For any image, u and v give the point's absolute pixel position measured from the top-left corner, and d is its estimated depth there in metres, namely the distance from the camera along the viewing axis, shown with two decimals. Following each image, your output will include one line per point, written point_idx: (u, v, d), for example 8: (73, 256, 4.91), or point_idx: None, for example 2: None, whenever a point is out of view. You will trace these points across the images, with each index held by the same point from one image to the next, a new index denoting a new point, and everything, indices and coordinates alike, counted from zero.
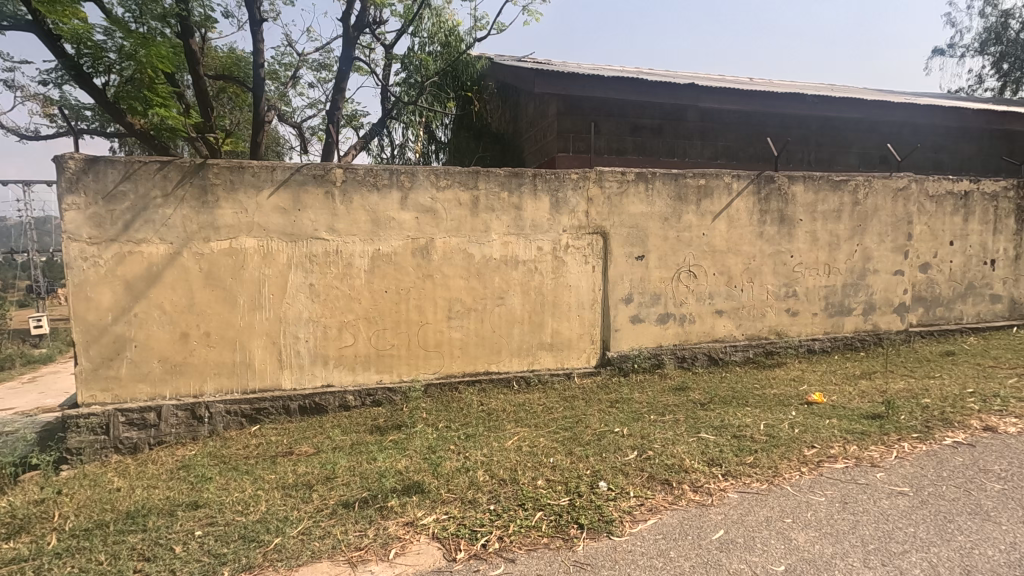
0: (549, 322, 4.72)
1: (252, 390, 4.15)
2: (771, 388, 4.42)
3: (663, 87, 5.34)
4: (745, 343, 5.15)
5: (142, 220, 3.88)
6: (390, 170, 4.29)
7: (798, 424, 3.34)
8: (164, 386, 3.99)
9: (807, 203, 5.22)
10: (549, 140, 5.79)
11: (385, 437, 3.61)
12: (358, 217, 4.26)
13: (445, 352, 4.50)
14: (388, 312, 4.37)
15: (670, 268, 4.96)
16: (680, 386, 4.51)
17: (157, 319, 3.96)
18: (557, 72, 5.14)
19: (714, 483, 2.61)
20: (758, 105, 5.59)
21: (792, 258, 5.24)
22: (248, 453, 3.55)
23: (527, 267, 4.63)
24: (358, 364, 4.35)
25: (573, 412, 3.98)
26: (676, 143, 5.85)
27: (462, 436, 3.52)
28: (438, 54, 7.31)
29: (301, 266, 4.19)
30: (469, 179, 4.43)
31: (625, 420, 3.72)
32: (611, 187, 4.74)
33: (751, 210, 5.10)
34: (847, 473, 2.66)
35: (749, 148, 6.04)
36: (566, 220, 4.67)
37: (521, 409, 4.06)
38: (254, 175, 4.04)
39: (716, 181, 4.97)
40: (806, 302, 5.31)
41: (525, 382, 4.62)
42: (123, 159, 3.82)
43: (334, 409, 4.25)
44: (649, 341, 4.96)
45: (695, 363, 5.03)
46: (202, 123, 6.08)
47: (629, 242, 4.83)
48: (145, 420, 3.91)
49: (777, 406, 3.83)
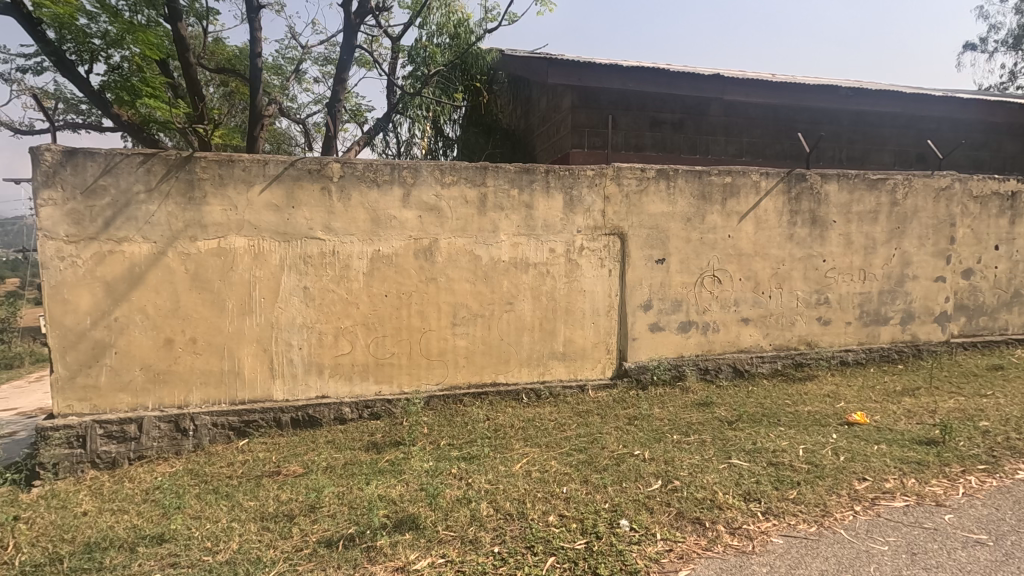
0: (561, 329, 4.38)
1: (241, 401, 3.86)
2: (804, 405, 4.03)
3: (685, 79, 4.99)
4: (772, 354, 4.77)
5: (124, 217, 3.60)
6: (392, 165, 3.98)
7: (842, 450, 2.96)
8: (147, 396, 3.71)
9: (841, 203, 4.83)
10: (562, 135, 5.46)
11: (381, 457, 3.29)
12: (357, 215, 3.95)
13: (448, 361, 4.17)
14: (388, 318, 4.06)
15: (693, 272, 4.60)
16: (704, 401, 4.15)
17: (139, 324, 3.68)
18: (572, 62, 4.81)
19: (754, 524, 2.25)
20: (788, 99, 5.21)
21: (824, 262, 4.85)
22: (232, 472, 3.26)
23: (539, 271, 4.29)
24: (355, 373, 4.04)
25: (587, 430, 3.63)
26: (699, 139, 5.48)
27: (465, 459, 3.18)
28: (447, 47, 6.96)
29: (295, 268, 3.89)
30: (477, 175, 4.11)
31: (646, 441, 3.37)
32: (630, 185, 4.40)
33: (781, 211, 4.72)
34: (909, 514, 2.30)
35: (777, 145, 5.65)
36: (581, 220, 4.33)
37: (530, 426, 3.72)
38: (245, 169, 3.75)
39: (743, 178, 4.60)
40: (840, 310, 4.92)
41: (535, 395, 4.29)
42: (103, 151, 3.54)
43: (328, 422, 3.95)
44: (669, 351, 4.60)
45: (718, 376, 4.65)
46: (194, 114, 5.78)
47: (649, 243, 4.49)
48: (124, 433, 3.63)
49: (814, 428, 3.45)
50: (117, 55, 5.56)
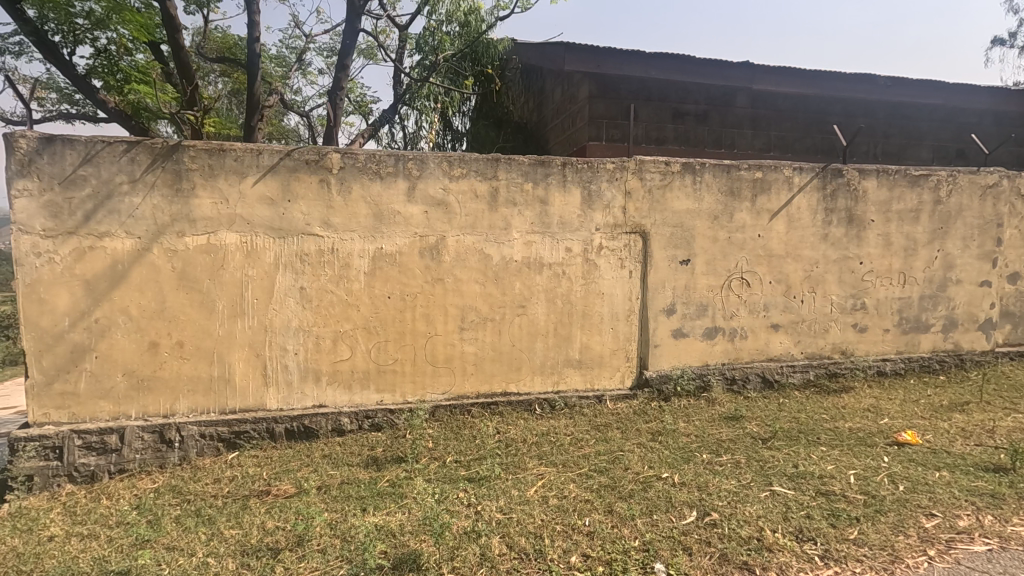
0: (577, 335, 4.05)
1: (231, 410, 3.57)
2: (844, 420, 3.69)
3: (712, 66, 4.65)
4: (804, 363, 4.42)
5: (105, 210, 3.32)
6: (395, 155, 3.67)
7: (900, 478, 2.63)
8: (130, 404, 3.42)
9: (880, 201, 4.48)
10: (579, 127, 5.15)
11: (380, 477, 2.99)
12: (357, 209, 3.65)
13: (456, 369, 3.87)
14: (391, 321, 3.75)
15: (720, 274, 4.26)
16: (733, 415, 3.81)
17: (122, 326, 3.39)
18: (591, 47, 4.47)
19: (812, 572, 1.95)
20: (821, 88, 4.85)
21: (861, 265, 4.50)
22: (218, 491, 2.99)
23: (554, 272, 3.97)
24: (355, 381, 3.73)
25: (607, 446, 3.32)
26: (724, 132, 5.14)
27: (473, 480, 2.87)
28: (457, 35, 6.50)
29: (291, 267, 3.59)
30: (488, 167, 3.79)
31: (674, 461, 3.05)
32: (652, 179, 4.07)
33: (815, 209, 4.37)
34: (995, 563, 1.99)
35: (807, 139, 5.30)
36: (600, 217, 4.01)
37: (545, 442, 3.41)
38: (236, 159, 3.46)
39: (775, 173, 4.26)
40: (877, 316, 4.57)
41: (549, 406, 3.97)
42: (83, 138, 3.26)
43: (326, 434, 3.65)
44: (694, 359, 4.26)
45: (746, 386, 4.31)
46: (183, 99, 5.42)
47: (673, 243, 4.16)
48: (104, 444, 3.34)
49: (860, 450, 3.11)
50: (103, 37, 5.27)
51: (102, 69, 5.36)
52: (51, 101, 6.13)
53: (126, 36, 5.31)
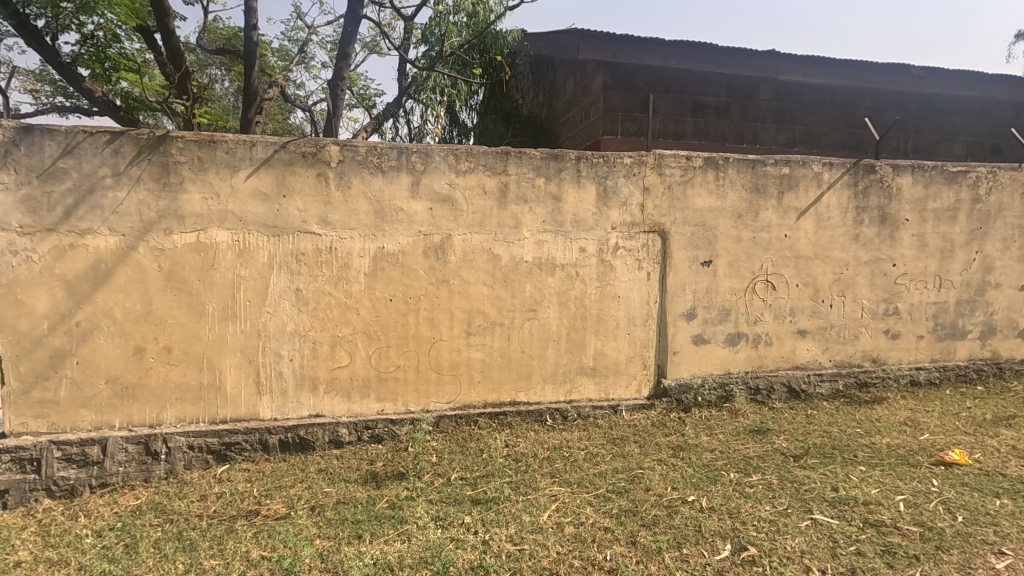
0: (591, 341, 3.79)
1: (222, 420, 3.34)
2: (881, 435, 3.42)
3: (736, 55, 4.38)
4: (832, 371, 4.15)
5: (87, 206, 3.10)
6: (398, 148, 3.43)
7: (956, 506, 2.39)
8: (113, 414, 3.20)
9: (915, 199, 4.19)
10: (593, 120, 4.89)
11: (379, 497, 2.77)
12: (357, 206, 3.41)
13: (462, 376, 3.62)
14: (393, 326, 3.51)
15: (743, 277, 3.99)
16: (759, 428, 3.54)
17: (105, 330, 3.17)
18: (607, 34, 4.22)
19: None
20: (851, 79, 4.57)
21: (894, 267, 4.22)
22: (203, 511, 2.76)
23: (566, 273, 3.72)
24: (354, 390, 3.50)
25: (624, 463, 3.06)
26: (746, 126, 4.87)
27: (480, 503, 2.63)
28: (464, 26, 6.32)
29: (286, 268, 3.36)
30: (497, 161, 3.54)
31: (699, 482, 2.79)
32: (673, 175, 3.81)
33: (845, 208, 4.10)
34: None
35: (834, 134, 5.02)
36: (617, 215, 3.75)
37: (557, 457, 3.16)
38: (228, 151, 3.23)
39: (803, 169, 3.99)
40: (910, 322, 4.28)
41: (561, 417, 3.72)
42: (64, 128, 3.04)
43: (322, 446, 3.42)
44: (715, 367, 4.00)
45: (771, 396, 4.04)
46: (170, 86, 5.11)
47: (694, 243, 3.89)
48: (86, 456, 3.13)
49: (904, 471, 2.85)
50: (90, 22, 5.06)
51: (90, 56, 5.16)
52: (46, 95, 5.93)
53: (115, 20, 5.13)
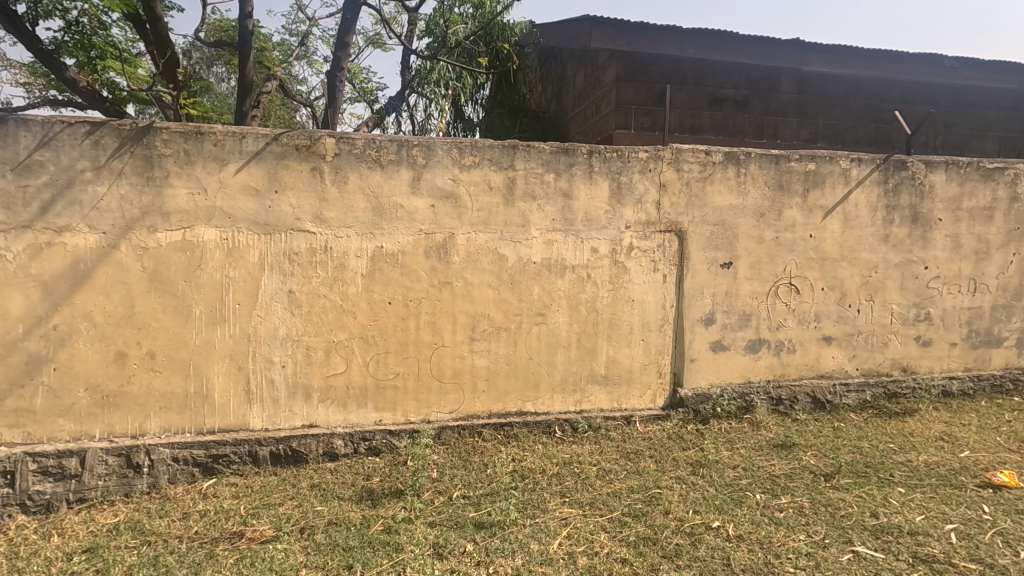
0: (603, 347, 3.56)
1: (209, 430, 3.13)
2: (917, 451, 3.18)
3: (757, 44, 4.16)
4: (859, 381, 3.90)
5: (65, 201, 2.89)
6: (398, 141, 3.21)
7: (1016, 540, 2.18)
8: (93, 424, 2.99)
9: (949, 197, 3.93)
10: (605, 114, 4.66)
11: (374, 518, 2.56)
12: (355, 203, 3.19)
13: (465, 385, 3.40)
14: (393, 331, 3.29)
15: (766, 280, 3.75)
16: (784, 442, 3.29)
17: (85, 335, 2.97)
18: (620, 21, 4.01)
19: None
20: (878, 70, 4.34)
21: (925, 270, 3.96)
22: (185, 531, 2.56)
23: (577, 275, 3.49)
24: (351, 399, 3.28)
25: (640, 482, 2.83)
26: (767, 120, 4.63)
27: (485, 527, 2.43)
28: (470, 18, 6.18)
29: (278, 269, 3.15)
30: (504, 156, 3.32)
31: (722, 504, 2.56)
32: (691, 171, 3.57)
33: (874, 206, 3.84)
34: None
35: (858, 129, 4.79)
36: (631, 213, 3.52)
37: (567, 474, 2.93)
38: (216, 143, 3.02)
39: (830, 165, 3.74)
40: (943, 329, 4.02)
41: (571, 428, 3.49)
42: (40, 118, 2.84)
43: (316, 459, 3.21)
44: (735, 376, 3.75)
45: (794, 407, 3.79)
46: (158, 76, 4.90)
47: (713, 244, 3.65)
48: (63, 469, 2.93)
49: (948, 494, 2.62)
50: (74, 9, 4.88)
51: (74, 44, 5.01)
52: (39, 88, 5.75)
53: (99, 6, 4.96)
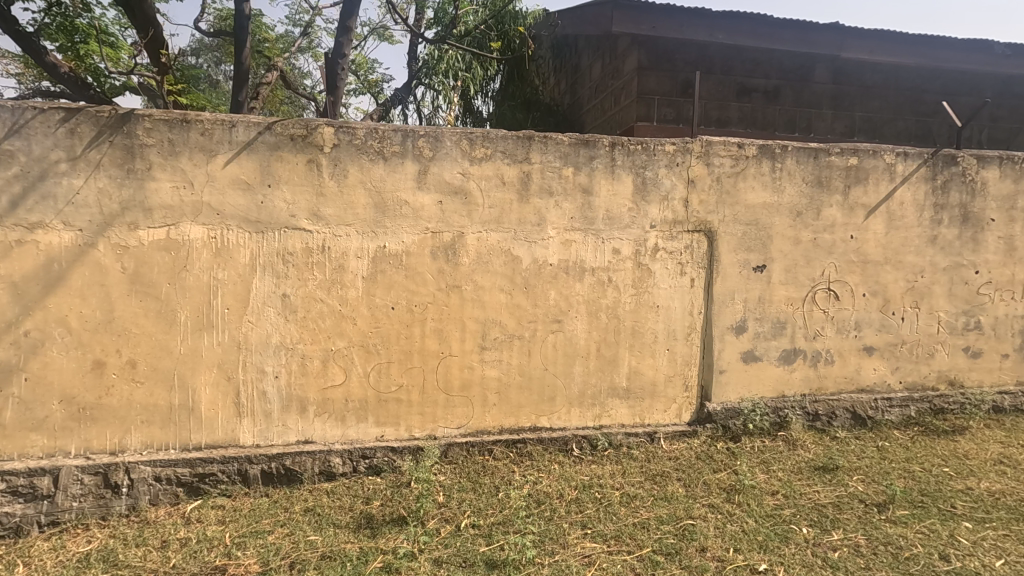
0: (625, 358, 3.26)
1: (196, 447, 2.86)
2: (977, 478, 2.86)
3: (793, 29, 3.87)
4: (903, 396, 3.57)
5: (37, 195, 2.63)
6: (402, 131, 2.93)
7: None
8: (68, 439, 2.73)
9: (1003, 195, 3.60)
10: (625, 105, 4.37)
11: (373, 552, 2.30)
12: (354, 199, 2.91)
13: (474, 397, 3.11)
14: (395, 339, 3.01)
15: (802, 285, 3.43)
16: (826, 465, 2.98)
17: (58, 342, 2.70)
18: (644, 4, 3.72)
19: None
20: (923, 57, 4.05)
21: (976, 275, 3.63)
22: (161, 565, 2.30)
23: (597, 278, 3.19)
24: (349, 413, 3.00)
25: (670, 511, 2.53)
26: (799, 112, 4.32)
27: (497, 568, 2.16)
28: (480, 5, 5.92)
29: (271, 270, 2.87)
30: (518, 147, 3.03)
31: (766, 540, 2.28)
32: (722, 165, 3.27)
33: (922, 205, 3.52)
34: None
35: (898, 123, 4.51)
36: (657, 211, 3.22)
37: (587, 500, 2.64)
38: (203, 133, 2.76)
39: (873, 160, 3.42)
40: (994, 339, 3.70)
41: (589, 446, 3.19)
42: (9, 103, 2.58)
43: (312, 478, 2.94)
44: (769, 389, 3.44)
45: (833, 423, 3.48)
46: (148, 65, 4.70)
47: (746, 245, 3.34)
48: (34, 490, 2.66)
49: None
50: None
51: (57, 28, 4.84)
52: (31, 80, 5.58)
53: None
